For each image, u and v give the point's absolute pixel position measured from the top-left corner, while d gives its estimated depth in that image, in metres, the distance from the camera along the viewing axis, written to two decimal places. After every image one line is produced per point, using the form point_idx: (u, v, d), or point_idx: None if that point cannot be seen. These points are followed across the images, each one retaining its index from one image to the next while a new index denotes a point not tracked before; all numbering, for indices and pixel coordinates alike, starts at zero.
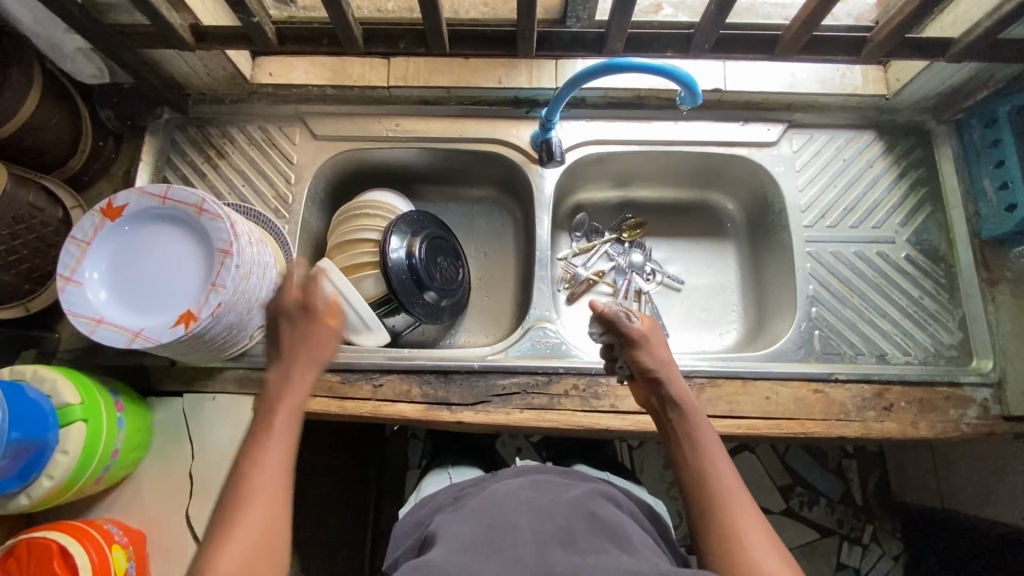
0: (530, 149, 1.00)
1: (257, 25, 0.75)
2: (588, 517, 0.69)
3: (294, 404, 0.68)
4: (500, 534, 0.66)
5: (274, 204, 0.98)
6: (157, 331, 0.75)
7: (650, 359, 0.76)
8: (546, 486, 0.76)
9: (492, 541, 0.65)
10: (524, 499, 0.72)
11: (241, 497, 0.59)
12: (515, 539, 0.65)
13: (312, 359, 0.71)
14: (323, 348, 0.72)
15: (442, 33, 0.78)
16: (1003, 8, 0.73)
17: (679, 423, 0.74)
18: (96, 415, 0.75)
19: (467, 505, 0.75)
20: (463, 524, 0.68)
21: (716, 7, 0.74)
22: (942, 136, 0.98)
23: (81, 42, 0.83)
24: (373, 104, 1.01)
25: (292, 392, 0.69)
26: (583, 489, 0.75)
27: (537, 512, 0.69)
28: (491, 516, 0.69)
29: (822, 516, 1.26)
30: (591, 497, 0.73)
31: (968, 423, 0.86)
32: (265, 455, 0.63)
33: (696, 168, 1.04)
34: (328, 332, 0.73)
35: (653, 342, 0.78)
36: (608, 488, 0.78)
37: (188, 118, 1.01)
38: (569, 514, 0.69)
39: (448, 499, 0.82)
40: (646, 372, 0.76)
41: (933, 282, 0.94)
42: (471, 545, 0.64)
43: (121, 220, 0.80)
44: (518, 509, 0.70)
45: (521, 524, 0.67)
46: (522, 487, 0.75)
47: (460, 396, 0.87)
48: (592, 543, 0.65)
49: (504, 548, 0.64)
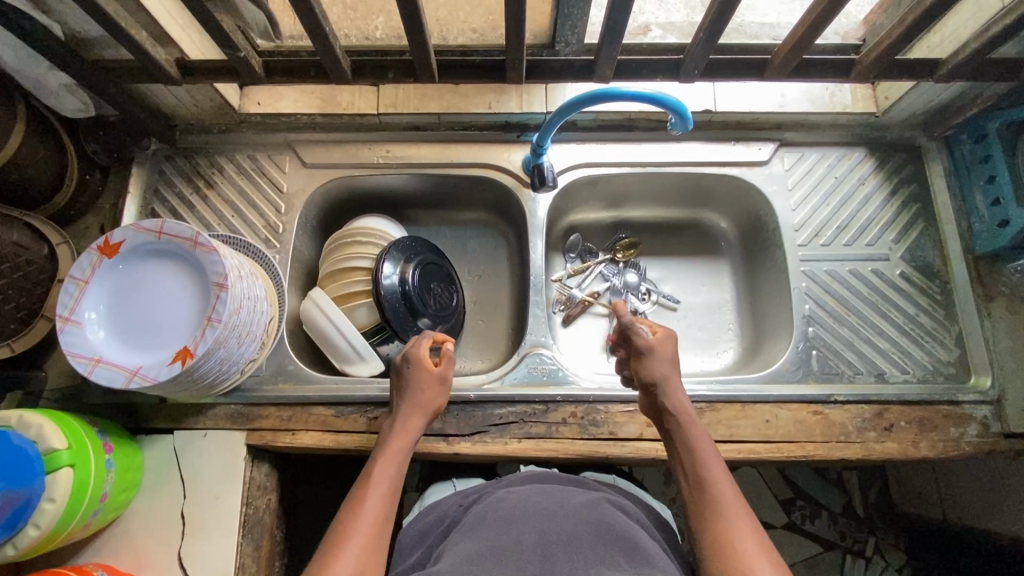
0: (522, 173, 0.99)
1: (243, 60, 0.74)
2: (595, 523, 0.66)
3: (403, 449, 0.75)
4: (506, 539, 0.64)
5: (265, 234, 0.97)
6: (155, 368, 0.74)
7: (653, 370, 0.78)
8: (553, 491, 0.74)
9: (497, 548, 0.63)
10: (533, 502, 0.71)
11: (346, 533, 0.64)
12: (517, 544, 0.63)
13: (421, 406, 0.79)
14: (433, 396, 0.80)
15: (431, 65, 0.78)
16: (990, 30, 0.73)
17: (676, 432, 0.75)
18: (84, 460, 0.73)
19: (478, 509, 0.73)
20: (469, 536, 0.66)
21: (706, 33, 0.74)
22: (932, 152, 0.98)
23: (65, 79, 0.82)
24: (363, 132, 1.00)
25: (405, 437, 0.76)
26: (590, 496, 0.73)
27: (542, 517, 0.67)
28: (493, 517, 0.69)
29: (824, 529, 1.24)
30: (600, 503, 0.71)
31: (970, 441, 0.86)
32: (368, 496, 0.68)
33: (688, 188, 1.04)
34: (436, 380, 0.81)
35: (656, 355, 0.79)
36: (615, 498, 0.76)
37: (176, 148, 1.00)
38: (574, 522, 0.67)
39: (454, 506, 0.79)
40: (647, 381, 0.78)
41: (929, 298, 0.93)
42: (473, 555, 0.62)
43: (117, 258, 0.78)
44: (524, 514, 0.68)
45: (527, 529, 0.65)
46: (530, 492, 0.74)
47: (457, 427, 0.86)
48: (597, 550, 0.62)
49: (507, 553, 0.62)
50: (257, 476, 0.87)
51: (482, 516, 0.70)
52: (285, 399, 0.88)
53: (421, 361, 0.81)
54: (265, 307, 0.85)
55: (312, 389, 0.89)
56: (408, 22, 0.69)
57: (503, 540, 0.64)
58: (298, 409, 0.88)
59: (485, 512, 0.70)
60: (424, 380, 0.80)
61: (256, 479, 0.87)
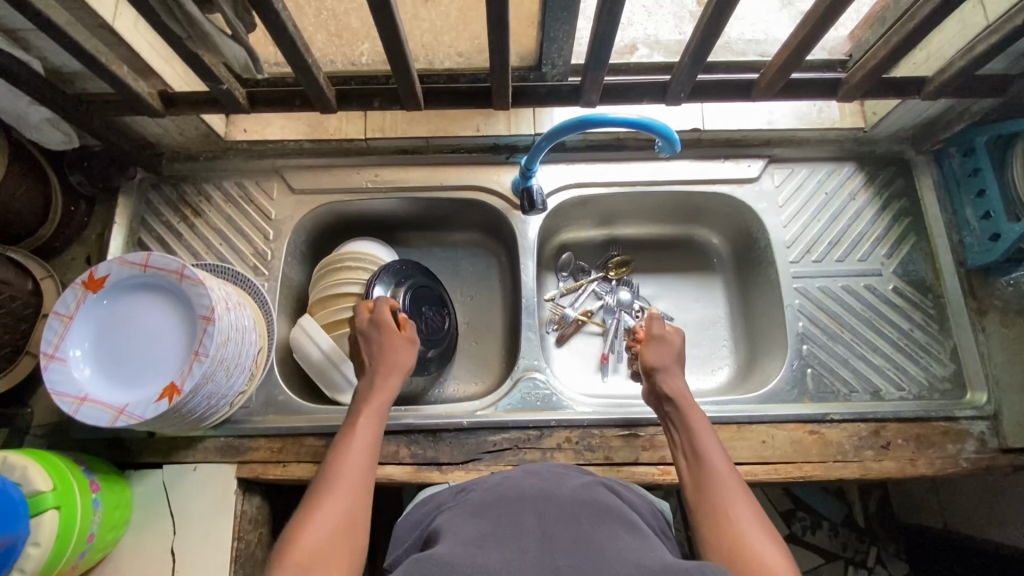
0: (511, 195, 0.99)
1: (227, 92, 0.73)
2: (590, 504, 0.59)
3: (380, 407, 0.76)
4: (502, 518, 0.56)
5: (253, 262, 0.96)
6: (142, 406, 0.73)
7: (657, 355, 0.80)
8: (548, 474, 0.67)
9: (497, 530, 0.55)
10: (526, 484, 0.63)
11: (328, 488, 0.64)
12: (516, 527, 0.55)
13: (392, 365, 0.80)
14: (404, 355, 0.82)
15: (416, 93, 0.78)
16: (976, 49, 0.73)
17: (675, 415, 0.75)
18: (70, 500, 0.72)
19: (465, 499, 0.65)
20: (459, 521, 0.59)
21: (690, 60, 0.74)
22: (921, 166, 0.98)
23: (47, 113, 0.81)
24: (351, 156, 1.00)
25: (381, 395, 0.77)
26: (584, 480, 0.66)
27: (537, 497, 0.60)
28: (489, 499, 0.61)
29: (825, 540, 1.22)
30: (594, 486, 0.65)
31: (968, 458, 0.85)
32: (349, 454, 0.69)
33: (678, 205, 1.04)
34: (404, 340, 0.83)
35: (666, 343, 0.82)
36: (613, 483, 0.69)
37: (162, 177, 0.99)
38: (571, 500, 0.60)
39: (451, 490, 0.71)
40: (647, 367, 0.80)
41: (922, 313, 0.93)
42: (474, 538, 0.54)
43: (101, 292, 0.77)
44: (520, 495, 0.61)
45: (524, 510, 0.58)
46: (522, 475, 0.67)
47: (450, 455, 0.85)
48: (596, 527, 0.55)
49: (506, 535, 0.54)
50: (249, 510, 0.86)
51: (474, 501, 0.62)
52: (275, 430, 0.87)
53: (386, 320, 0.83)
54: (254, 338, 0.84)
55: (303, 420, 0.88)
56: (390, 52, 0.69)
57: (500, 520, 0.56)
58: (289, 440, 0.87)
59: (473, 500, 0.63)
60: (391, 339, 0.82)
61: (247, 512, 0.86)
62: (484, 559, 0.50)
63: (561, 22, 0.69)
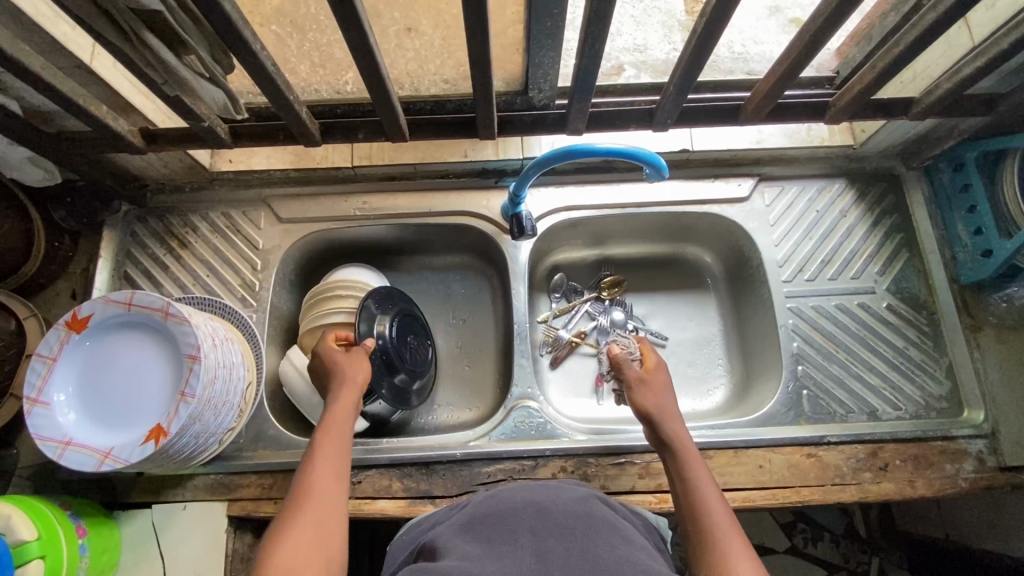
0: (501, 220, 0.98)
1: (209, 129, 0.72)
2: (586, 518, 0.57)
3: (346, 414, 0.74)
4: (497, 538, 0.55)
5: (241, 293, 0.95)
6: (127, 449, 0.71)
7: (645, 401, 0.78)
8: (543, 487, 0.65)
9: (493, 549, 0.53)
10: (522, 497, 0.61)
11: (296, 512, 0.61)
12: (512, 546, 0.53)
13: (347, 378, 0.78)
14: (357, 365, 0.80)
15: (400, 124, 0.78)
16: (963, 71, 0.72)
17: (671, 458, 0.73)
18: (54, 548, 0.70)
19: (461, 512, 0.64)
20: (454, 538, 0.57)
21: (676, 88, 0.74)
22: (912, 181, 0.98)
23: (26, 152, 0.80)
24: (338, 184, 0.99)
25: (343, 404, 0.75)
26: (580, 492, 0.64)
27: (533, 510, 0.58)
28: (484, 520, 0.59)
29: (827, 552, 1.20)
30: (589, 499, 0.62)
31: (966, 477, 0.84)
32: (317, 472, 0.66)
33: (669, 225, 1.03)
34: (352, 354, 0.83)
35: (648, 382, 0.80)
36: (606, 496, 0.67)
37: (147, 209, 0.98)
38: (566, 514, 0.58)
39: (447, 508, 0.69)
40: (643, 413, 0.77)
41: (917, 331, 0.93)
42: (471, 557, 0.51)
43: (85, 333, 0.76)
44: (513, 510, 0.59)
45: (519, 527, 0.55)
46: (516, 490, 0.65)
47: (443, 487, 0.84)
48: (592, 541, 0.53)
49: (502, 554, 0.52)
50: (240, 548, 0.85)
51: (471, 518, 0.60)
52: (265, 466, 0.85)
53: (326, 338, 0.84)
54: (242, 372, 0.82)
55: (293, 455, 0.86)
56: (372, 87, 0.69)
57: (496, 540, 0.54)
58: (279, 476, 0.85)
59: (467, 515, 0.61)
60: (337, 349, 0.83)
61: (239, 551, 0.85)
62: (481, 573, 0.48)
63: (545, 48, 0.68)
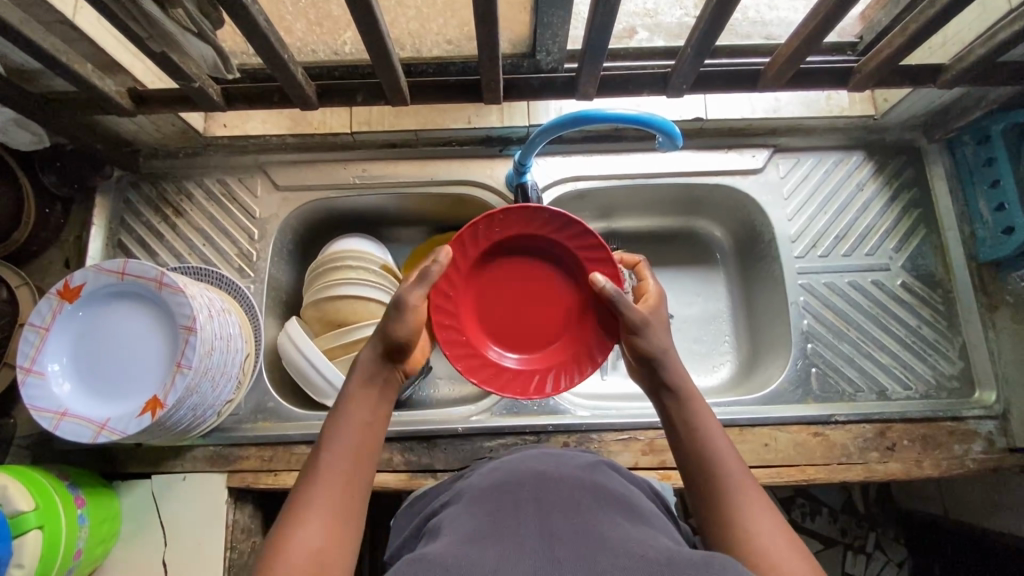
0: (507, 190, 0.94)
1: (200, 90, 0.69)
2: (591, 487, 0.55)
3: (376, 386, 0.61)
4: (500, 509, 0.52)
5: (238, 263, 0.92)
6: (123, 420, 0.70)
7: (653, 344, 0.63)
8: (548, 456, 0.63)
9: (497, 523, 0.50)
10: (526, 468, 0.59)
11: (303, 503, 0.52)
12: (516, 518, 0.50)
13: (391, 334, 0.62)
14: (541, 297, 0.75)
15: (401, 89, 0.75)
16: (998, 36, 0.68)
17: (675, 408, 0.62)
18: (53, 518, 0.70)
19: (468, 483, 0.61)
20: (459, 510, 0.55)
21: (693, 51, 0.70)
22: (933, 155, 0.94)
23: (11, 114, 0.77)
24: (338, 151, 0.95)
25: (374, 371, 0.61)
26: (585, 460, 0.63)
27: (537, 480, 0.56)
28: (495, 496, 0.55)
29: (824, 526, 1.16)
30: (596, 467, 0.61)
31: (974, 458, 0.83)
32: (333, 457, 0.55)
33: (679, 197, 0.99)
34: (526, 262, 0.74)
35: (652, 329, 0.63)
36: (614, 462, 0.65)
37: (141, 174, 0.95)
38: (568, 483, 0.56)
39: (449, 480, 0.69)
40: (645, 355, 0.63)
41: (931, 309, 0.90)
42: (474, 531, 0.49)
43: (78, 303, 0.74)
44: (521, 483, 0.56)
45: (522, 499, 0.53)
46: (525, 460, 0.62)
47: (445, 461, 0.84)
48: (595, 514, 0.51)
49: (506, 529, 0.49)
50: (241, 518, 0.85)
51: (477, 489, 0.58)
52: (264, 438, 0.85)
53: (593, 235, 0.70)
54: (240, 344, 0.80)
55: (293, 427, 0.86)
56: (373, 48, 0.65)
57: (499, 511, 0.52)
58: (280, 449, 0.85)
59: (476, 486, 0.59)
60: (571, 255, 0.72)
61: (240, 521, 0.85)
62: (479, 553, 0.45)
63: (553, 7, 0.64)
